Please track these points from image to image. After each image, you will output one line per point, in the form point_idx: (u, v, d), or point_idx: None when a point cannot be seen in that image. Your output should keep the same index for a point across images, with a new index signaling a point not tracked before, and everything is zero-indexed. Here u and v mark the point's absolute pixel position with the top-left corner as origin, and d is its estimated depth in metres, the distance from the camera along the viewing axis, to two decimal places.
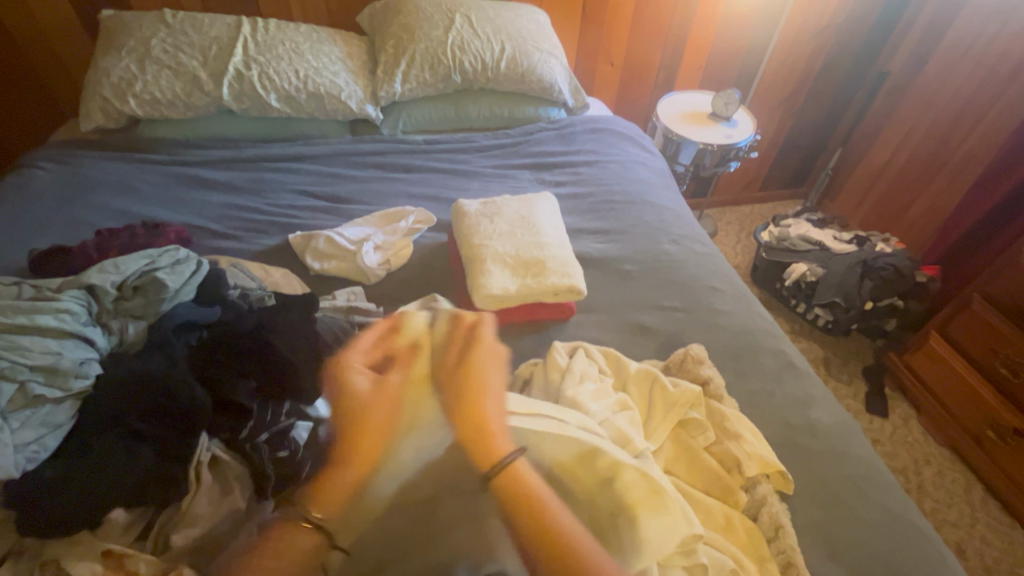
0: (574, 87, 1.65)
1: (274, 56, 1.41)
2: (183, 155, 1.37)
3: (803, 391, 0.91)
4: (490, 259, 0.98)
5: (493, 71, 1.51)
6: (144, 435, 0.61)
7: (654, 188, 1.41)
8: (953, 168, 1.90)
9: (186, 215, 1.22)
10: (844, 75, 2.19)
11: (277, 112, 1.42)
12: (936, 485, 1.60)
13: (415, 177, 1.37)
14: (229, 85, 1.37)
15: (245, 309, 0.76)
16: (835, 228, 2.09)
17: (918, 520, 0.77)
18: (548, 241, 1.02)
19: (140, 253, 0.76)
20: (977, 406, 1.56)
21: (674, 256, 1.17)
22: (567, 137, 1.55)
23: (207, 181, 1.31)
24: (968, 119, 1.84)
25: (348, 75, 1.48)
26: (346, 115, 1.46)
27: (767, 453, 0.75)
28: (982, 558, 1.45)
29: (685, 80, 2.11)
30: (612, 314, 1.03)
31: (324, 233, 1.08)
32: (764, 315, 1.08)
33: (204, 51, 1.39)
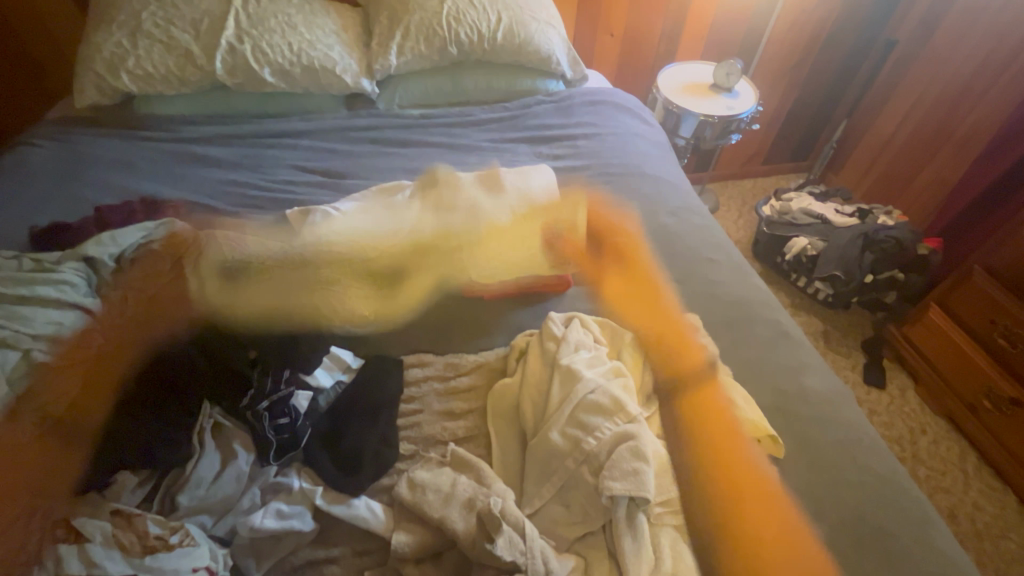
0: (572, 58, 1.62)
1: (267, 29, 1.39)
2: (178, 131, 1.37)
3: (796, 360, 0.92)
4: (487, 232, 0.98)
5: (490, 42, 1.50)
6: (148, 401, 0.62)
7: (654, 160, 1.40)
8: (960, 138, 1.89)
9: (184, 192, 1.23)
10: (849, 43, 2.14)
11: (272, 86, 1.41)
12: (931, 454, 1.62)
13: (412, 152, 1.38)
14: (222, 59, 1.35)
15: (243, 280, 0.78)
16: (837, 201, 2.08)
17: (906, 483, 0.78)
18: (542, 212, 1.02)
19: (136, 226, 0.75)
20: (971, 375, 1.58)
21: (671, 228, 1.17)
22: (565, 110, 1.54)
23: (204, 157, 1.31)
24: (976, 87, 1.83)
25: (343, 49, 1.46)
26: (341, 89, 1.46)
27: (758, 417, 0.76)
28: (973, 524, 1.47)
29: (686, 51, 2.07)
30: (607, 285, 1.04)
31: (321, 208, 1.08)
32: (760, 285, 1.08)
33: (195, 24, 1.37)
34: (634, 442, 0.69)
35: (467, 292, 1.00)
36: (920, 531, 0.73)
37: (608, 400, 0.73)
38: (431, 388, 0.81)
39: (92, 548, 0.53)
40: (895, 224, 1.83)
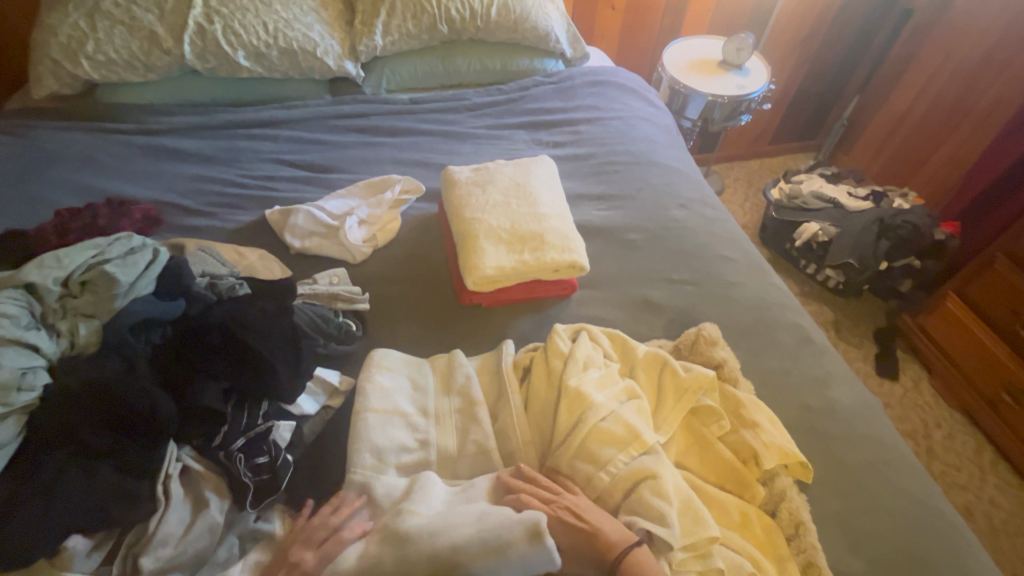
0: (572, 35, 1.51)
1: (238, 7, 1.28)
2: (148, 122, 1.27)
3: (821, 369, 0.84)
4: (485, 235, 0.89)
5: (483, 19, 1.39)
6: (99, 454, 0.55)
7: (661, 146, 1.31)
8: (979, 115, 1.81)
9: (155, 191, 1.13)
10: (863, 12, 2.02)
11: (247, 71, 1.30)
12: (945, 448, 1.57)
13: (402, 141, 1.29)
14: (191, 42, 1.24)
15: (213, 299, 0.69)
16: (849, 183, 1.99)
17: (945, 507, 0.72)
18: (543, 210, 0.93)
19: (84, 243, 0.66)
20: (990, 367, 1.52)
21: (682, 222, 1.08)
22: (566, 91, 1.43)
23: (177, 152, 1.21)
24: (999, 60, 1.74)
25: (323, 28, 1.35)
26: (323, 73, 1.35)
27: (787, 442, 0.69)
28: (988, 520, 1.44)
29: (692, 26, 1.95)
30: (615, 288, 0.96)
31: (303, 208, 1.00)
32: (779, 284, 1.00)
33: (160, 2, 1.25)
34: (653, 480, 0.62)
35: (464, 299, 0.92)
36: (963, 563, 0.68)
37: (621, 428, 0.66)
38: None
39: None
40: (911, 207, 1.75)
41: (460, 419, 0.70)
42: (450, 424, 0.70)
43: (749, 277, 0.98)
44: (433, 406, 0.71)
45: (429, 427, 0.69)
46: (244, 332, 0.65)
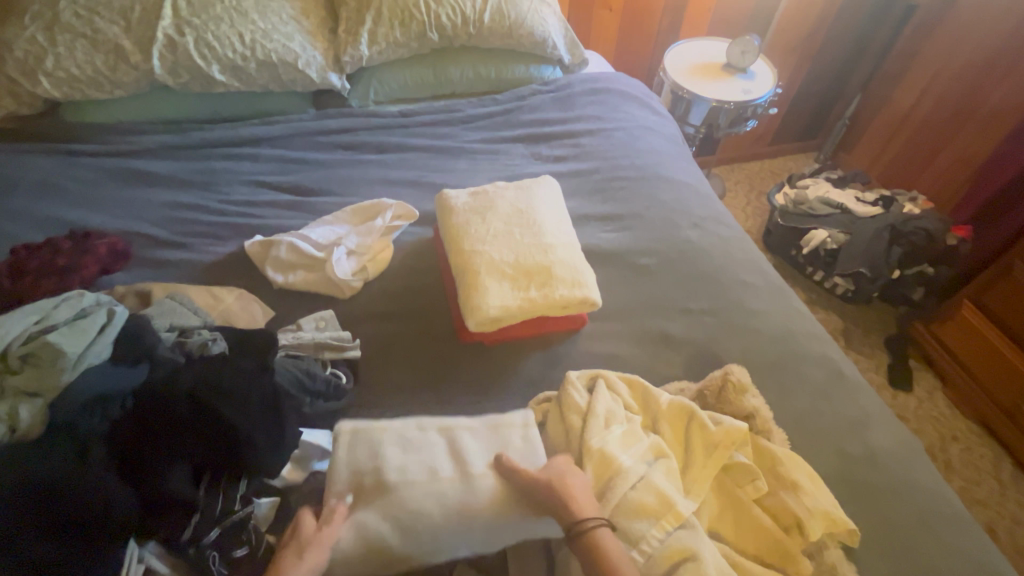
0: (570, 40, 1.43)
1: (212, 17, 1.18)
2: (115, 142, 1.17)
3: (858, 409, 0.78)
4: (486, 271, 0.81)
5: (475, 25, 1.30)
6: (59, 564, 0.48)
7: (668, 158, 1.23)
8: (987, 115, 1.76)
9: (123, 220, 1.04)
10: (866, 10, 1.95)
11: (223, 85, 1.21)
12: (963, 462, 1.52)
13: (392, 158, 1.20)
14: (160, 55, 1.14)
15: (182, 361, 0.61)
16: (856, 186, 1.93)
17: (1002, 566, 0.66)
18: (547, 240, 0.85)
19: (24, 310, 0.58)
20: (1009, 379, 1.47)
21: (697, 244, 1.01)
22: (565, 101, 1.35)
23: (147, 175, 1.12)
24: (1006, 58, 1.68)
25: (305, 38, 1.26)
26: (306, 85, 1.26)
27: (831, 505, 0.63)
28: (1012, 539, 1.39)
29: (691, 27, 1.87)
30: (629, 321, 0.89)
31: (285, 239, 0.91)
32: (804, 311, 0.93)
33: (125, 13, 1.15)
34: (692, 563, 0.56)
35: (465, 338, 0.84)
36: None
37: (653, 499, 0.59)
38: None
39: None
40: (922, 212, 1.69)
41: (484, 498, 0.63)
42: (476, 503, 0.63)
43: (772, 304, 0.91)
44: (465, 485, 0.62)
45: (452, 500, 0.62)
46: (211, 399, 0.57)
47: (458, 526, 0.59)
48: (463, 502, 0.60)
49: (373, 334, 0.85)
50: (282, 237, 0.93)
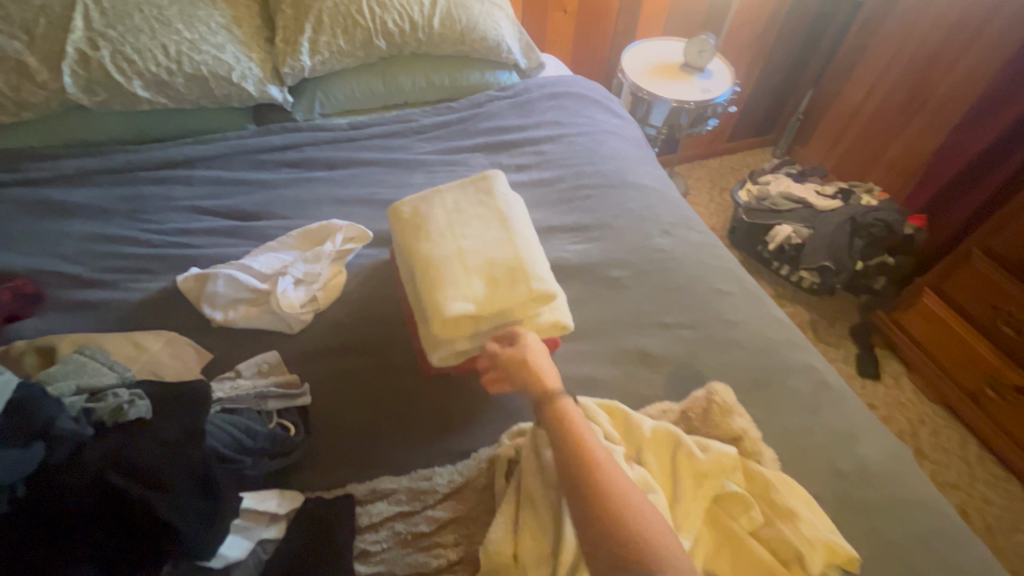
0: (524, 44, 1.38)
1: (130, 28, 1.07)
2: (25, 169, 1.04)
3: (844, 420, 0.75)
4: (453, 263, 0.71)
5: (425, 31, 1.23)
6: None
7: (633, 162, 1.20)
8: (934, 108, 1.81)
9: (34, 258, 0.92)
10: (816, 7, 1.98)
11: (148, 103, 1.10)
12: (933, 447, 1.54)
13: (343, 174, 1.12)
14: (72, 72, 1.03)
15: (90, 437, 0.52)
16: (815, 180, 1.95)
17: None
18: (515, 232, 0.76)
19: None
20: (972, 363, 1.49)
21: (668, 252, 0.97)
22: (523, 106, 1.30)
23: (62, 205, 1.00)
24: (948, 53, 1.74)
25: (239, 49, 1.16)
26: (243, 100, 1.16)
27: (830, 532, 0.60)
28: (983, 519, 1.42)
29: (647, 26, 1.85)
30: (604, 339, 0.84)
31: (222, 272, 0.82)
32: (780, 316, 0.91)
33: (28, 26, 1.03)
34: None
35: (427, 369, 0.77)
36: None
37: None
38: (394, 534, 0.62)
39: None
40: (879, 204, 1.72)
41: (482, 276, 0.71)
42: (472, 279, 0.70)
43: (750, 311, 0.88)
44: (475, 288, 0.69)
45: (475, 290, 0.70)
46: (130, 484, 0.50)
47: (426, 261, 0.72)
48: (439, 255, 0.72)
49: (326, 373, 0.77)
50: (219, 269, 0.84)
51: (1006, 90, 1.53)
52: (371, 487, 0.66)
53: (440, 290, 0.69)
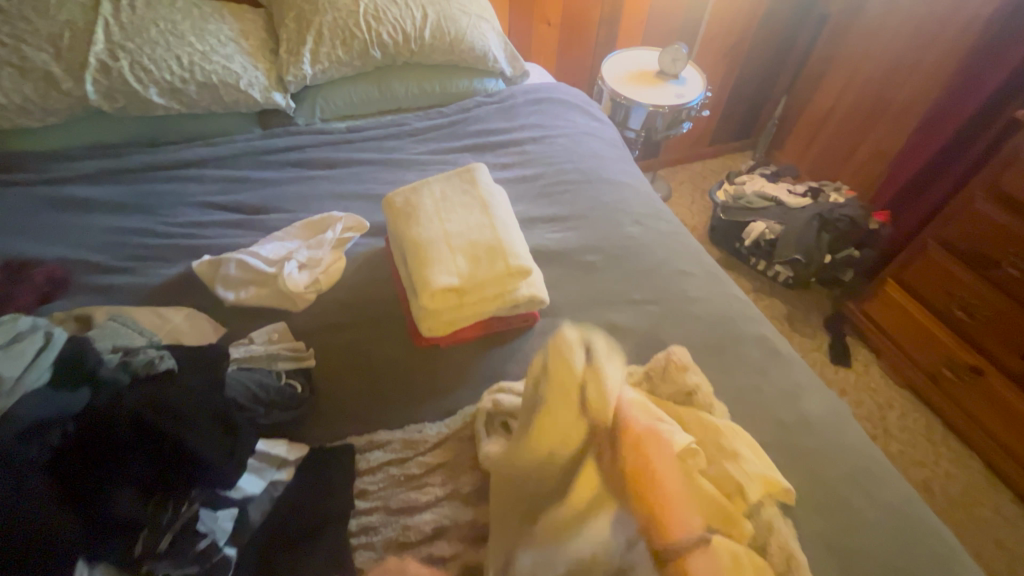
0: (510, 54, 1.49)
1: (147, 41, 1.18)
2: (53, 170, 1.13)
3: (791, 382, 0.85)
4: (439, 244, 0.81)
5: (416, 42, 1.34)
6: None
7: (609, 161, 1.30)
8: (897, 112, 1.94)
9: (60, 248, 1.00)
10: (786, 18, 2.10)
11: (163, 109, 1.20)
12: (900, 428, 1.63)
13: (341, 173, 1.22)
14: (94, 80, 1.13)
15: (127, 382, 0.60)
16: (788, 180, 2.07)
17: (924, 511, 0.74)
18: (496, 218, 0.85)
19: None
20: (932, 347, 1.59)
21: (638, 239, 1.07)
22: (509, 111, 1.41)
23: (85, 202, 1.09)
24: (907, 60, 1.87)
25: (246, 59, 1.26)
26: (249, 106, 1.26)
27: (768, 469, 0.68)
28: (946, 494, 1.51)
29: (627, 37, 1.97)
30: (578, 315, 0.93)
31: (234, 257, 0.91)
32: (739, 295, 1.00)
33: (55, 39, 1.13)
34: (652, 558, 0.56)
35: (418, 339, 0.86)
36: (946, 568, 0.68)
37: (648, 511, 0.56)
38: (389, 476, 0.71)
39: None
40: (846, 201, 1.83)
41: (466, 254, 0.80)
42: (456, 257, 0.80)
43: (711, 290, 0.98)
44: (460, 266, 0.79)
45: (460, 265, 0.79)
46: (163, 422, 0.57)
47: (414, 242, 0.82)
48: (425, 237, 0.82)
49: (328, 344, 0.86)
50: (230, 255, 0.93)
51: (957, 96, 1.64)
52: (368, 438, 0.74)
53: (427, 266, 0.78)
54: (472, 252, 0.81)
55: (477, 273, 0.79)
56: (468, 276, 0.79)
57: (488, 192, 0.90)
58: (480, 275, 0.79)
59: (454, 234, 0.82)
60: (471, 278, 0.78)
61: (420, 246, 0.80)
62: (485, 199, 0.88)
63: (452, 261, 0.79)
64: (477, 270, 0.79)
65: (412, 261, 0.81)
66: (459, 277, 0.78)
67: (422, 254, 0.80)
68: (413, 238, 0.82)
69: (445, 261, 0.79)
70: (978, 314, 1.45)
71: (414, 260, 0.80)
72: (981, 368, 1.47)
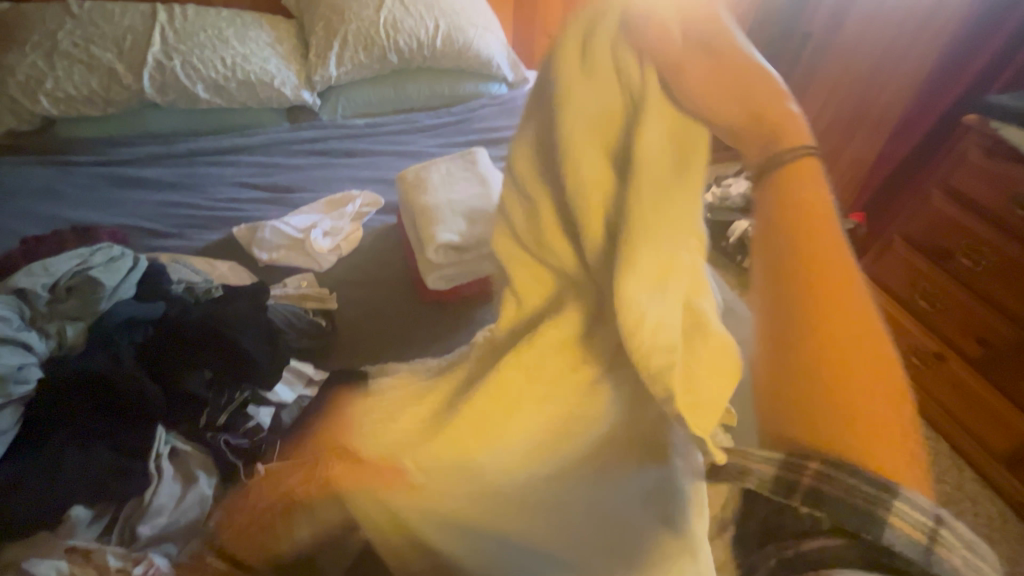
0: (512, 62, 1.67)
1: (195, 45, 1.36)
2: (111, 154, 1.31)
3: None
4: (443, 209, 0.96)
5: (429, 49, 1.52)
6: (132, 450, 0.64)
7: None
8: (873, 121, 2.00)
9: (117, 216, 1.17)
10: None
11: (207, 103, 1.37)
12: None
13: (359, 161, 1.38)
14: (150, 77, 1.31)
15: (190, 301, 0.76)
16: None
17: None
18: (491, 190, 1.01)
19: (70, 253, 0.75)
20: (897, 335, 1.71)
21: None
22: (510, 112, 1.57)
23: (137, 180, 1.26)
24: (880, 71, 1.94)
25: (279, 62, 1.44)
26: (280, 102, 1.44)
27: None
28: None
29: None
30: None
31: (268, 224, 1.07)
32: None
33: (119, 42, 1.32)
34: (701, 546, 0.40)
35: (422, 293, 1.00)
36: None
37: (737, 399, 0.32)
38: None
39: None
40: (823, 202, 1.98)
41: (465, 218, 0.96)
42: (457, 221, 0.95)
43: None
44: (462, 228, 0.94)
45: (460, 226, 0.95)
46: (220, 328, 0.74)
47: (423, 208, 0.98)
48: (432, 204, 0.98)
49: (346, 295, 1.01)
50: (265, 222, 1.09)
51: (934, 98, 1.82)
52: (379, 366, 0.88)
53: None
54: (470, 217, 0.96)
55: (475, 232, 0.94)
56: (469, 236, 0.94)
57: (485, 170, 1.06)
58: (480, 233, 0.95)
59: (457, 203, 0.98)
60: (470, 237, 0.93)
61: (428, 212, 0.96)
62: (483, 175, 1.04)
63: (455, 222, 0.95)
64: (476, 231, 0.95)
65: (422, 223, 0.97)
66: (460, 236, 0.93)
67: (428, 218, 0.96)
68: (422, 205, 0.98)
69: (447, 223, 0.94)
70: (939, 303, 1.56)
71: (423, 223, 0.96)
72: (943, 354, 1.58)
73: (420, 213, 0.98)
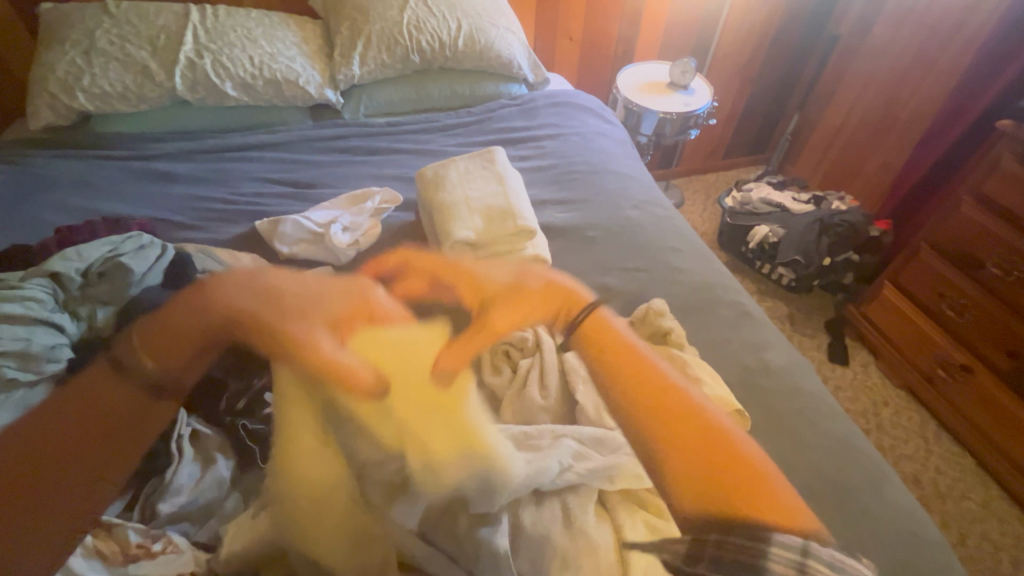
0: (533, 63, 1.68)
1: (225, 43, 1.40)
2: (142, 148, 1.35)
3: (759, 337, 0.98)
4: (461, 206, 0.98)
5: (450, 49, 1.54)
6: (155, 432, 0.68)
7: (617, 157, 1.45)
8: (900, 127, 2.00)
9: (146, 209, 1.21)
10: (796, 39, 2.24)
11: (234, 100, 1.41)
12: (893, 424, 1.70)
13: (379, 158, 1.40)
14: (181, 74, 1.35)
15: None
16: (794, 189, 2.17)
17: (863, 445, 0.85)
18: (508, 188, 1.02)
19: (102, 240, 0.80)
20: (922, 345, 1.66)
21: (635, 220, 1.21)
22: (529, 112, 1.58)
23: (166, 174, 1.30)
24: (909, 77, 1.94)
25: (305, 61, 1.48)
26: (305, 100, 1.47)
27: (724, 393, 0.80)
28: (934, 486, 1.57)
29: (644, 52, 2.13)
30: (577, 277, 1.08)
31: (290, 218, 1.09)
32: (722, 270, 1.13)
33: (153, 40, 1.36)
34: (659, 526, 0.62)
35: None
36: (877, 488, 0.79)
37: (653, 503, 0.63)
38: None
39: (75, 561, 0.56)
40: (848, 208, 1.94)
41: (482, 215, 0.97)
42: (473, 218, 0.96)
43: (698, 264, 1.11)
44: (479, 225, 0.95)
45: (476, 223, 0.96)
46: None
47: (440, 205, 0.99)
48: (450, 201, 0.99)
49: None
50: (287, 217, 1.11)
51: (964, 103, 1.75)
52: None
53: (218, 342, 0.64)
54: (488, 215, 0.97)
55: (492, 229, 0.95)
56: (485, 233, 0.95)
57: (503, 168, 1.07)
58: (497, 230, 0.96)
59: (474, 200, 0.99)
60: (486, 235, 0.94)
61: (445, 208, 0.97)
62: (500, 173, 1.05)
63: (471, 219, 0.96)
64: (493, 228, 0.96)
65: (439, 219, 0.98)
66: (477, 233, 0.94)
67: (445, 215, 0.97)
68: (440, 202, 1.00)
69: (464, 220, 0.95)
70: (968, 313, 1.51)
71: (440, 219, 0.97)
72: (970, 366, 1.53)
73: (438, 209, 0.99)
